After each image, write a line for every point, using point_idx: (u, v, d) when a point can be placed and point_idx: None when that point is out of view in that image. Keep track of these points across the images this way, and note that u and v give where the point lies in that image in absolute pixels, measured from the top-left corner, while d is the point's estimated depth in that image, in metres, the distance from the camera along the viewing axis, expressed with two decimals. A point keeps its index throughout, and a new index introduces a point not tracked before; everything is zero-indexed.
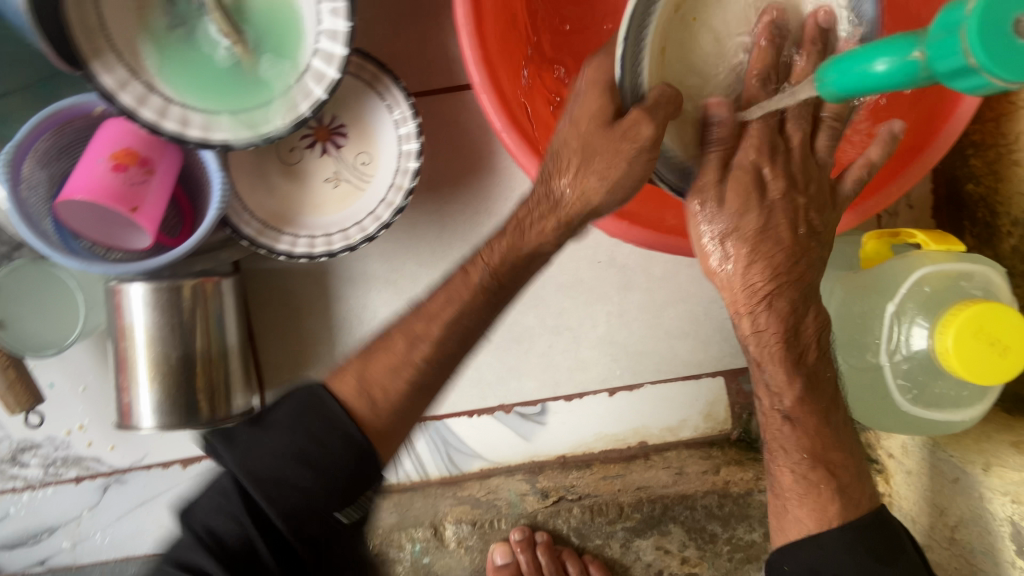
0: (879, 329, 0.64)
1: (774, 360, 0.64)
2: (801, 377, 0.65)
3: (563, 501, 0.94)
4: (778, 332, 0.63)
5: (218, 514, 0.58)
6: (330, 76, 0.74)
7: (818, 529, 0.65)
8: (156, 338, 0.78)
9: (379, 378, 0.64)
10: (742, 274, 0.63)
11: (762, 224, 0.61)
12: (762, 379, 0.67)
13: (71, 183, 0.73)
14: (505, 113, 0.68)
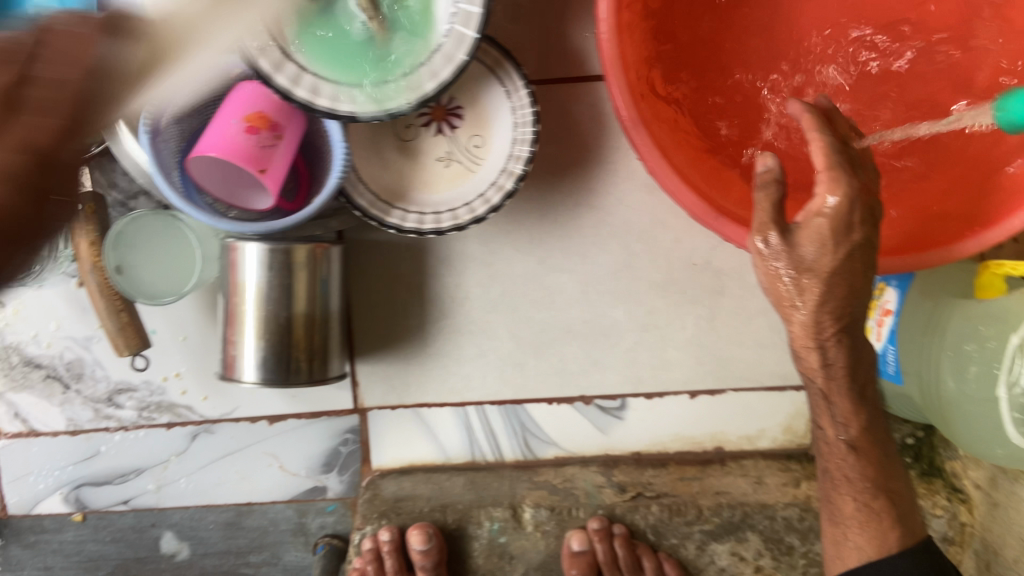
0: (1000, 358, 0.64)
1: (841, 394, 0.70)
2: (863, 409, 0.71)
3: (641, 497, 0.87)
4: (845, 366, 0.69)
5: None
6: (459, 59, 0.77)
7: (878, 555, 0.70)
8: (266, 296, 0.81)
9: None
10: (806, 313, 0.67)
11: (826, 268, 0.66)
12: (828, 412, 0.72)
13: (203, 140, 0.76)
14: (633, 109, 0.70)
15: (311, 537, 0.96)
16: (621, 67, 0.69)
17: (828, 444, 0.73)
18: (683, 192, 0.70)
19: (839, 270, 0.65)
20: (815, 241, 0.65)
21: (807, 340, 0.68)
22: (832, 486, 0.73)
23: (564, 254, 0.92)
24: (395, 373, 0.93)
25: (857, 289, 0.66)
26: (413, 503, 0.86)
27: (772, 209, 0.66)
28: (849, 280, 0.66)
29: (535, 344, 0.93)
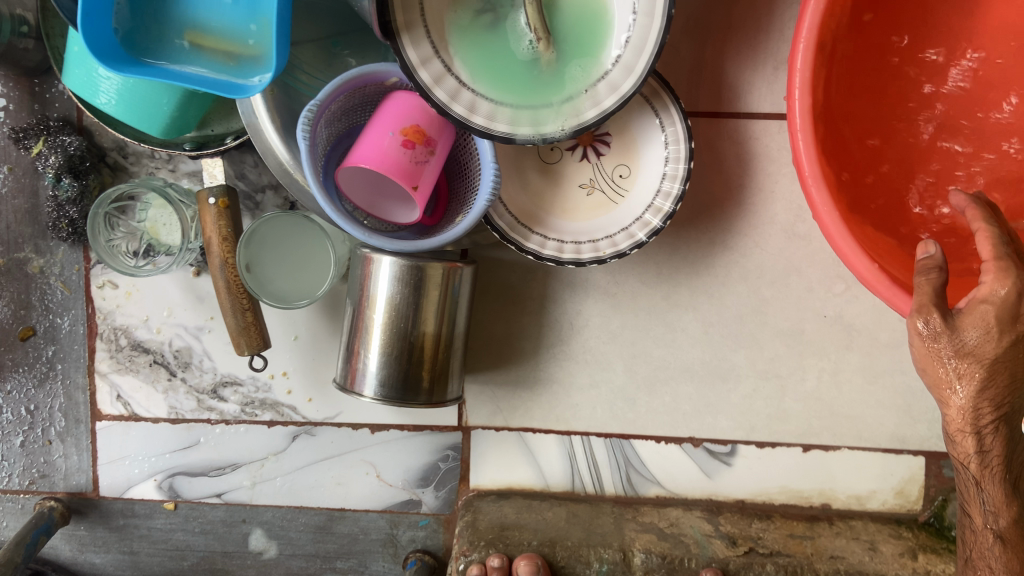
0: None
1: (993, 482, 0.67)
2: (1017, 500, 0.68)
3: (754, 554, 0.84)
4: (1002, 454, 0.65)
5: None
6: (624, 91, 0.74)
7: None
8: (395, 309, 0.79)
9: None
10: (970, 411, 0.63)
11: (993, 356, 0.61)
12: (977, 499, 0.69)
13: (357, 150, 0.73)
14: (817, 162, 0.67)
15: (401, 550, 0.95)
16: (810, 119, 0.66)
17: (974, 532, 0.71)
18: (859, 256, 0.67)
19: (1006, 357, 0.61)
20: (981, 330, 0.61)
21: (962, 425, 0.64)
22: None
23: (690, 292, 0.89)
24: (503, 395, 0.92)
25: (1018, 379, 0.62)
26: (519, 534, 0.85)
27: (935, 294, 0.63)
28: (1013, 367, 0.62)
29: (649, 380, 0.91)
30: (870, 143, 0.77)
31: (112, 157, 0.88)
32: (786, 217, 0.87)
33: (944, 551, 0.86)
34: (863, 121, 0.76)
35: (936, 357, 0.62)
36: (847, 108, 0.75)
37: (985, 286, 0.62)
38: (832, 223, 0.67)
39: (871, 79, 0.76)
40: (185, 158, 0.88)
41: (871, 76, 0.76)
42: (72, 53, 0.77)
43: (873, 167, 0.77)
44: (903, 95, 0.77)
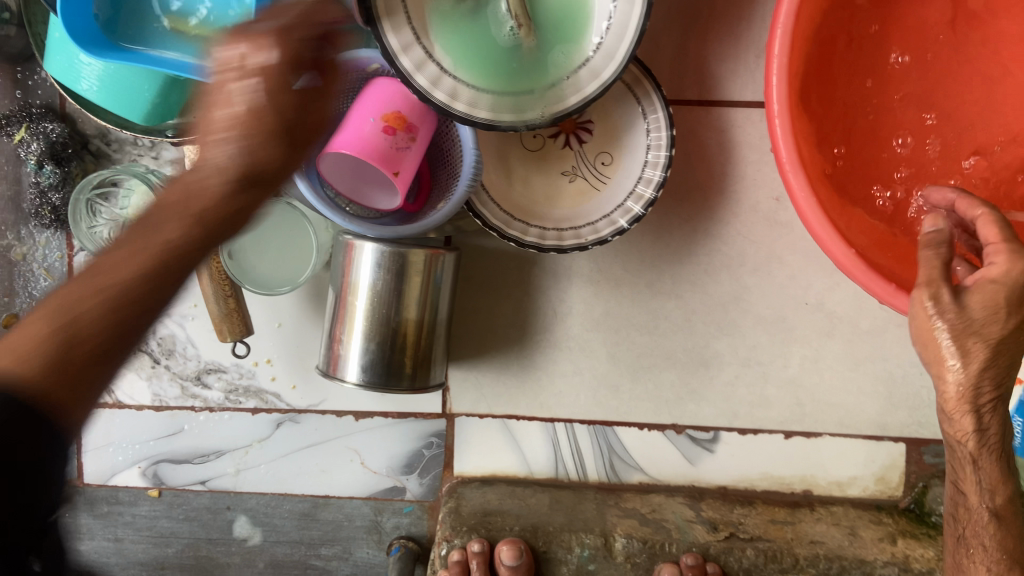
0: None
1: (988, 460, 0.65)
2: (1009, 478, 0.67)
3: (735, 539, 0.86)
4: (998, 433, 0.64)
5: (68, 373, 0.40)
6: (606, 77, 0.74)
7: None
8: (378, 297, 0.79)
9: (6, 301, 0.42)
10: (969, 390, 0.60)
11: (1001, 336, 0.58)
12: (971, 478, 0.67)
13: (337, 137, 0.73)
14: (796, 149, 0.66)
15: (386, 536, 0.95)
16: (788, 106, 0.66)
17: (967, 511, 0.69)
18: (835, 241, 0.67)
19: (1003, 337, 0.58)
20: (989, 306, 0.58)
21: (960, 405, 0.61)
22: (965, 553, 0.71)
23: (673, 279, 0.89)
24: (487, 382, 0.92)
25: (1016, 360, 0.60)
26: (501, 519, 0.87)
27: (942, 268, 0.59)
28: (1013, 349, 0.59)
29: (633, 367, 0.91)
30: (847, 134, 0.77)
31: (94, 144, 0.88)
32: (768, 205, 0.87)
33: (924, 537, 0.87)
34: (837, 116, 0.77)
35: (934, 328, 0.59)
36: (822, 101, 0.75)
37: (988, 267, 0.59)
38: (811, 212, 0.67)
39: (848, 70, 0.76)
40: (167, 145, 0.88)
41: (844, 70, 0.76)
42: (54, 40, 0.78)
43: (848, 161, 0.77)
44: (875, 90, 0.78)
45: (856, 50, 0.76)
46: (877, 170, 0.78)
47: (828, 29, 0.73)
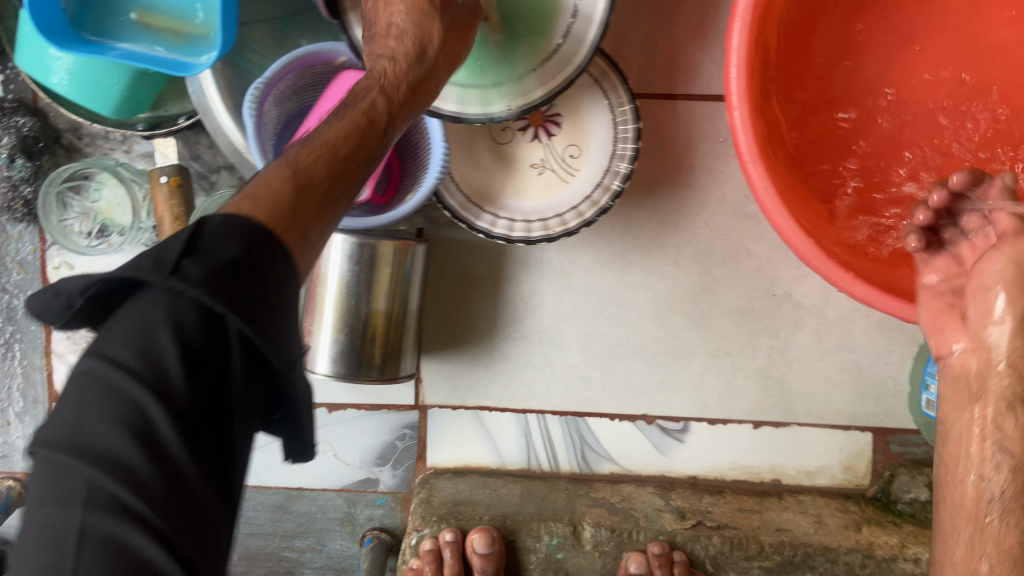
0: None
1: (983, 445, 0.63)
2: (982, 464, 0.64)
3: (701, 526, 0.89)
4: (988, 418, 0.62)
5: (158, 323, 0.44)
6: (570, 70, 0.74)
7: None
8: (347, 288, 0.79)
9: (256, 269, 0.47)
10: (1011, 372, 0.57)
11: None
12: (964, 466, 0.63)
13: (306, 128, 0.75)
14: (755, 140, 0.66)
15: (359, 528, 0.96)
16: (747, 98, 0.66)
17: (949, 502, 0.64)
18: (795, 231, 0.66)
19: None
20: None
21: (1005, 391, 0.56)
22: None
23: (643, 271, 0.90)
24: (459, 373, 0.92)
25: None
26: (471, 509, 0.89)
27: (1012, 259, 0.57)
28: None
29: (603, 358, 0.92)
30: (821, 121, 0.76)
31: (66, 138, 0.88)
32: (735, 197, 0.88)
33: (889, 524, 0.88)
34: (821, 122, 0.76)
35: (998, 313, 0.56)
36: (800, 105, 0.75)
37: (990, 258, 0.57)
38: (769, 202, 0.67)
39: (826, 55, 0.75)
40: (139, 139, 0.88)
41: (825, 72, 0.75)
42: (23, 33, 0.77)
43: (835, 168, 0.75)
44: (856, 75, 0.76)
45: (843, 57, 0.75)
46: (865, 174, 0.75)
47: (804, 35, 0.74)
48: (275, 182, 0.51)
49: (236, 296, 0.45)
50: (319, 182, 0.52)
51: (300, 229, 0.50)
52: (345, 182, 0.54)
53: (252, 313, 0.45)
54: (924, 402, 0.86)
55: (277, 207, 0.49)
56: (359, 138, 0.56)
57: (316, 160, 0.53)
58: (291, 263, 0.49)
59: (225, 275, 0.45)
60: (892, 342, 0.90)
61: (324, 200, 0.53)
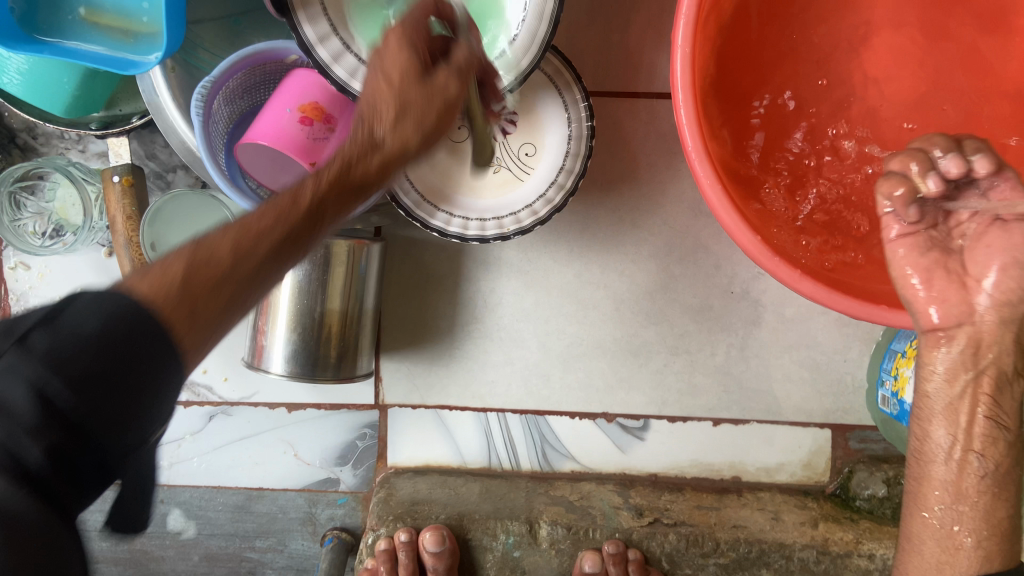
0: None
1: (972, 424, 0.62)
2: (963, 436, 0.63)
3: (659, 523, 0.88)
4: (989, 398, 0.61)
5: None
6: (522, 68, 0.74)
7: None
8: (301, 288, 0.79)
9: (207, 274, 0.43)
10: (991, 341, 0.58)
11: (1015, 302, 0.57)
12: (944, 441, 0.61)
13: (256, 127, 0.74)
14: (700, 137, 0.66)
15: (320, 527, 0.96)
16: (692, 94, 0.66)
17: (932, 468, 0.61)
18: (742, 228, 0.65)
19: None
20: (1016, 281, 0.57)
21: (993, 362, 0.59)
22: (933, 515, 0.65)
23: (601, 269, 0.90)
24: (419, 372, 0.92)
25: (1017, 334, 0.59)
26: (428, 508, 0.89)
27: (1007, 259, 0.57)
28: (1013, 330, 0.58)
29: (563, 357, 0.92)
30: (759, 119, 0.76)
31: (21, 138, 0.88)
32: (692, 194, 0.88)
33: (846, 521, 0.89)
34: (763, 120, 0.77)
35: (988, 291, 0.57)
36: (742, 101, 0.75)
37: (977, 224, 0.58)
38: (716, 200, 0.66)
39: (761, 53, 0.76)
40: (94, 138, 0.88)
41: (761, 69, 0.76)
42: None
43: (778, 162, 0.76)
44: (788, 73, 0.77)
45: (778, 55, 0.76)
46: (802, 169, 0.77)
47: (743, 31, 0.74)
48: (170, 266, 0.42)
49: (77, 377, 0.36)
50: (223, 264, 0.44)
51: (190, 311, 0.41)
52: (276, 266, 0.47)
53: (97, 394, 0.37)
54: (882, 399, 0.85)
55: (163, 293, 0.41)
56: (290, 222, 0.48)
57: (225, 239, 0.45)
58: (175, 357, 0.40)
59: (71, 357, 0.36)
60: (850, 339, 0.90)
61: (247, 281, 0.45)
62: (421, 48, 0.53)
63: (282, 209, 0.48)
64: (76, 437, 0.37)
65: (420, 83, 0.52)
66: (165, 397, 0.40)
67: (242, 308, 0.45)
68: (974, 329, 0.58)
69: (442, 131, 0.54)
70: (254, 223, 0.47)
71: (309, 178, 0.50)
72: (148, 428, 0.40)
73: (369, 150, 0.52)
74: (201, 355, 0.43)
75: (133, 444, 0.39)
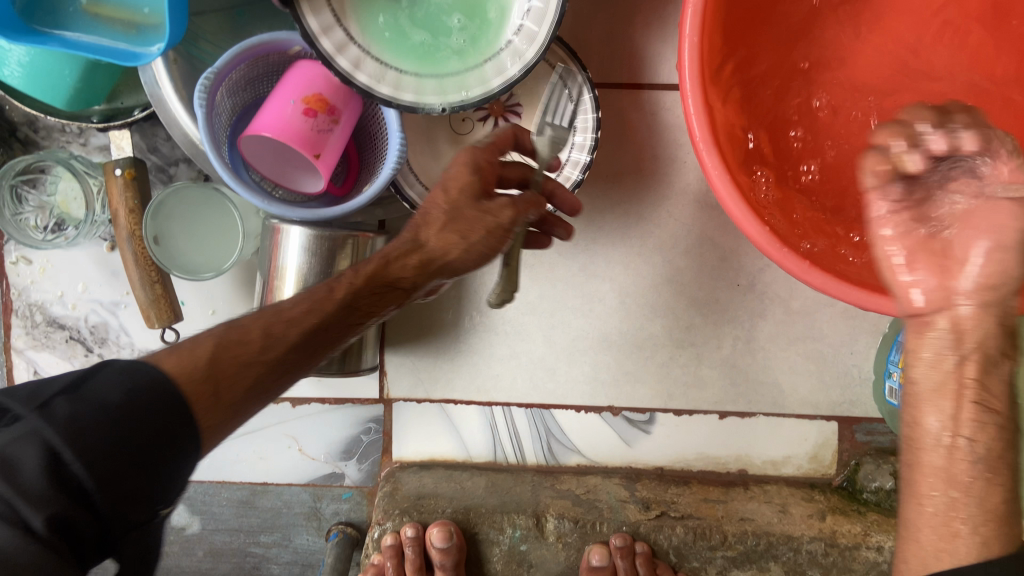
0: None
1: None
2: None
3: (665, 517, 0.88)
4: None
5: (29, 443, 0.46)
6: (527, 58, 0.73)
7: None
8: (306, 281, 0.78)
9: (226, 372, 0.54)
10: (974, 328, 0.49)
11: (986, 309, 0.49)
12: None
13: (259, 119, 0.73)
14: (708, 127, 0.65)
15: (325, 522, 0.95)
16: (700, 83, 0.65)
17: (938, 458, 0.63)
18: (750, 219, 0.65)
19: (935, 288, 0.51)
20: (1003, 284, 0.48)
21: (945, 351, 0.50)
22: None
23: (606, 262, 0.89)
24: (424, 366, 0.91)
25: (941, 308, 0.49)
26: (434, 502, 0.89)
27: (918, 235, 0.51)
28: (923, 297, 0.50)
29: (568, 350, 0.91)
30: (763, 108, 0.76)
31: (22, 132, 0.87)
32: (698, 186, 0.88)
33: (854, 513, 0.89)
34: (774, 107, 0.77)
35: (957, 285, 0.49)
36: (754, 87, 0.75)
37: (962, 203, 0.51)
38: (725, 191, 0.65)
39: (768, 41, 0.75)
40: (95, 132, 0.87)
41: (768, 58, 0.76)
42: None
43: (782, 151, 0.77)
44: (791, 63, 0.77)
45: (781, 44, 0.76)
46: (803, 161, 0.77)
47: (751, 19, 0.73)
48: (199, 347, 0.54)
49: (91, 446, 0.47)
50: (250, 346, 0.56)
51: (210, 391, 0.53)
52: (304, 349, 0.58)
53: (105, 464, 0.47)
54: (887, 390, 0.86)
55: (193, 371, 0.52)
56: (320, 311, 0.59)
57: (257, 322, 0.57)
58: (189, 433, 0.51)
59: (90, 425, 0.47)
60: (856, 331, 0.90)
61: (271, 365, 0.56)
62: (486, 171, 0.63)
63: (314, 300, 0.59)
64: (86, 496, 0.47)
65: (474, 204, 0.61)
66: (169, 473, 0.51)
67: (261, 393, 0.56)
68: (954, 314, 0.50)
69: (490, 251, 0.62)
70: (288, 312, 0.58)
71: (346, 274, 0.61)
72: (153, 500, 0.50)
73: (412, 249, 0.62)
74: (225, 430, 0.54)
75: (135, 520, 0.50)
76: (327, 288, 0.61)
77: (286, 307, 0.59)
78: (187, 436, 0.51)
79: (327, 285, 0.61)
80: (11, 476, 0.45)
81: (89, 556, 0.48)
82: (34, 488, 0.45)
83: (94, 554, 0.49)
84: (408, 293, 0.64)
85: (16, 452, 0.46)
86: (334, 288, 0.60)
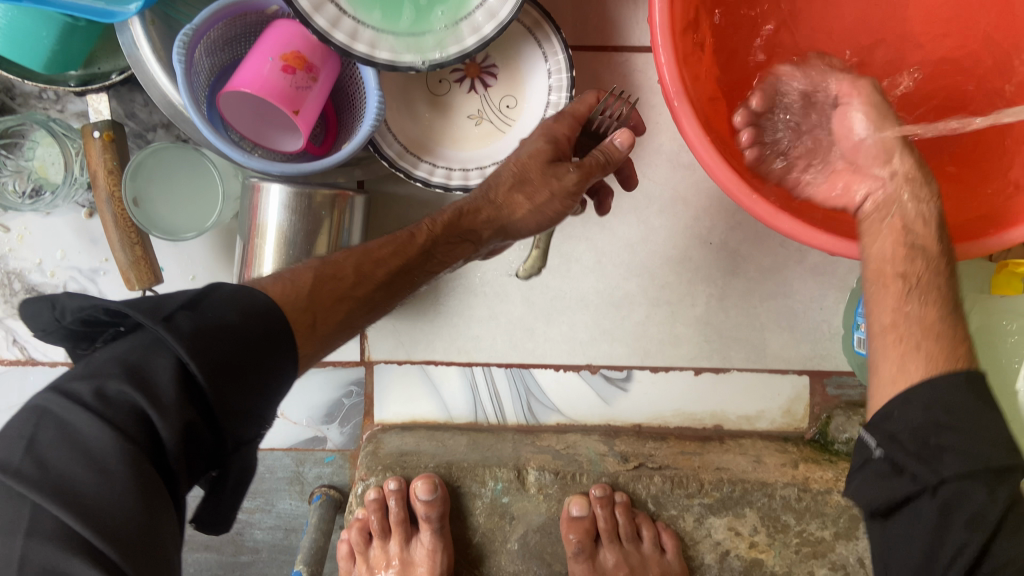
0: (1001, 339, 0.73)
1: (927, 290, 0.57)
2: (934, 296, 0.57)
3: (643, 468, 0.91)
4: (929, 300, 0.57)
5: (152, 354, 0.49)
6: (501, 16, 0.74)
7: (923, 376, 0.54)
8: (286, 237, 0.79)
9: (324, 303, 0.61)
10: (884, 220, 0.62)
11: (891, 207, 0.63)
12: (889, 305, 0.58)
13: (238, 77, 0.74)
14: (681, 79, 0.63)
15: (308, 486, 0.97)
16: (671, 34, 0.63)
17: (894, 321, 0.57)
18: (719, 165, 0.63)
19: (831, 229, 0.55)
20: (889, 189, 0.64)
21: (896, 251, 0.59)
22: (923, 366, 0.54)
23: (583, 222, 0.90)
24: (405, 329, 0.92)
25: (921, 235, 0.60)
26: (417, 459, 0.90)
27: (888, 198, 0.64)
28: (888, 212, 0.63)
29: (547, 310, 0.92)
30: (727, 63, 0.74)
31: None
32: (671, 146, 0.88)
33: (825, 462, 0.91)
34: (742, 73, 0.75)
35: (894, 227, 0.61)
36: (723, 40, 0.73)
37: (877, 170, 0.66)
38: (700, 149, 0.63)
39: None
40: (73, 98, 0.87)
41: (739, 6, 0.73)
42: None
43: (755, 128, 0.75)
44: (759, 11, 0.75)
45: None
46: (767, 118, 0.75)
47: None
48: (300, 278, 0.61)
49: (216, 360, 0.50)
50: (343, 281, 0.63)
51: (309, 321, 0.59)
52: (385, 286, 0.65)
53: (224, 379, 0.50)
54: (855, 340, 0.88)
55: (296, 299, 0.59)
56: (404, 252, 0.67)
57: (348, 260, 0.64)
58: (291, 355, 0.56)
59: (212, 342, 0.50)
60: (826, 288, 0.91)
61: (360, 300, 0.63)
62: (563, 143, 0.70)
63: (399, 244, 0.67)
64: (202, 415, 0.50)
65: (548, 167, 0.68)
66: (273, 396, 0.55)
67: (348, 326, 0.63)
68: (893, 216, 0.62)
69: (552, 215, 0.70)
70: (376, 253, 0.66)
71: (426, 223, 0.69)
72: (260, 422, 0.54)
73: (484, 206, 0.69)
74: (316, 358, 0.60)
75: (245, 438, 0.53)
76: (405, 232, 0.68)
77: (373, 247, 0.67)
78: (289, 355, 0.56)
79: (412, 226, 0.69)
80: (143, 384, 0.48)
81: (198, 469, 0.52)
82: (162, 399, 0.48)
83: (204, 466, 0.52)
84: (475, 246, 0.71)
85: (145, 360, 0.49)
86: (417, 231, 0.68)
